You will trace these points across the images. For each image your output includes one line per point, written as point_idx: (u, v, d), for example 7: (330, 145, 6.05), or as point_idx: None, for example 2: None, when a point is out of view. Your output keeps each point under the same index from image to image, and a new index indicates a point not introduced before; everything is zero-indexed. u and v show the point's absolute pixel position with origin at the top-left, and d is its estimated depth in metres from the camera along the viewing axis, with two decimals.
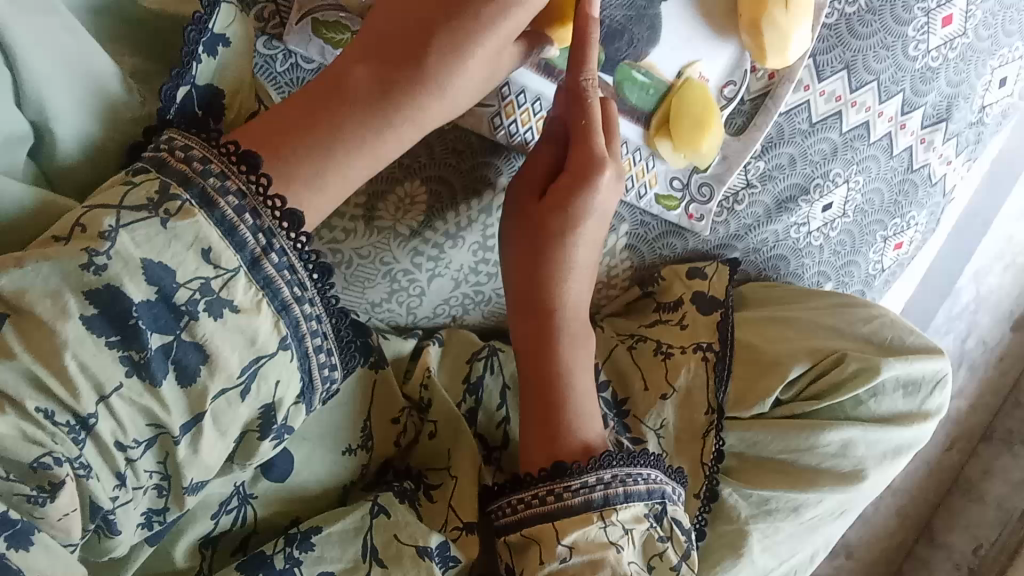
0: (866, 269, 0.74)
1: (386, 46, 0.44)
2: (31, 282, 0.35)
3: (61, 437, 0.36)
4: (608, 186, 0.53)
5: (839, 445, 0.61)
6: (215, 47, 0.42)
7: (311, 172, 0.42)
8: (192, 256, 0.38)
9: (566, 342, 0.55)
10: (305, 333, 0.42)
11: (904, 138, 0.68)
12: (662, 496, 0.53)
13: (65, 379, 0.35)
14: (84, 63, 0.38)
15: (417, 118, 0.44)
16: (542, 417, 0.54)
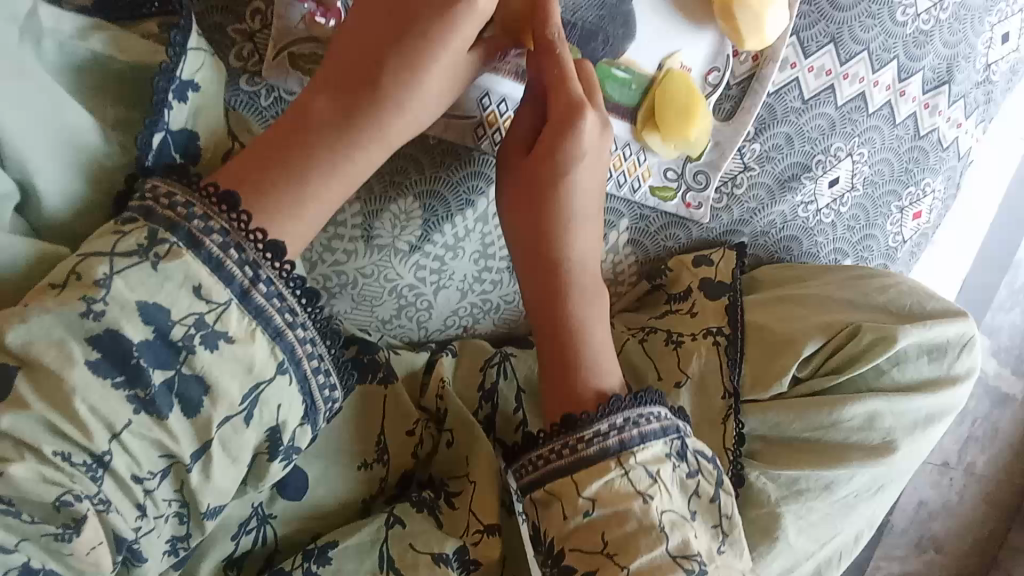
0: (886, 241, 0.72)
1: (343, 71, 0.48)
2: (37, 335, 0.38)
3: (79, 476, 0.39)
4: (594, 130, 0.53)
5: (864, 418, 0.61)
6: (185, 92, 0.45)
7: (290, 202, 0.45)
8: (184, 293, 0.41)
9: (574, 299, 0.55)
10: (302, 357, 0.45)
11: (906, 105, 0.67)
12: (680, 432, 0.53)
13: (76, 420, 0.38)
14: (62, 122, 0.41)
15: (381, 136, 0.48)
16: (559, 377, 0.54)
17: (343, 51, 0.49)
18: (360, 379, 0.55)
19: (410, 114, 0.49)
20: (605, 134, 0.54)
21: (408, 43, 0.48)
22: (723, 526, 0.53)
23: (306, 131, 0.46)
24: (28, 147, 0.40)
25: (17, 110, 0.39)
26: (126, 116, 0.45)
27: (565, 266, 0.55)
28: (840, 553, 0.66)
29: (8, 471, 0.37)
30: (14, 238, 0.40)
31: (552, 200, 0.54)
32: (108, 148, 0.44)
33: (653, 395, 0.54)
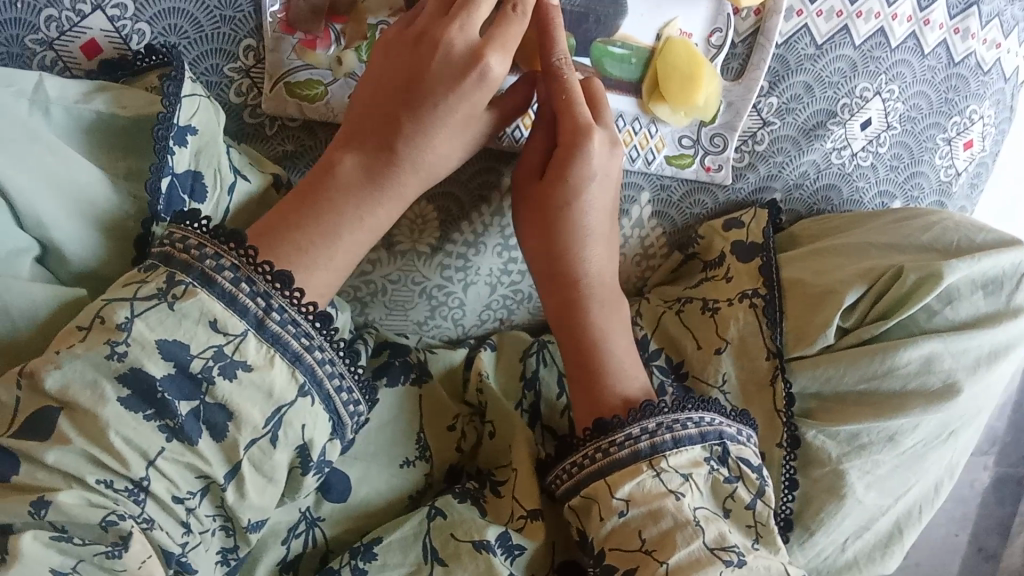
0: (936, 176, 0.69)
1: (361, 130, 0.49)
2: (73, 378, 0.42)
3: (122, 499, 0.42)
4: (602, 149, 0.54)
5: (921, 362, 0.58)
6: (184, 137, 0.48)
7: (321, 258, 0.48)
8: (202, 329, 0.44)
9: (595, 310, 0.57)
10: (324, 378, 0.47)
11: (934, 33, 0.63)
12: (719, 435, 0.54)
13: (113, 452, 0.42)
14: (72, 181, 0.46)
15: (400, 193, 0.50)
16: (584, 383, 0.56)
17: (364, 110, 0.50)
18: (399, 382, 0.58)
19: (425, 168, 0.50)
20: (614, 151, 0.55)
21: (422, 106, 0.48)
22: (765, 534, 0.53)
23: (327, 192, 0.48)
24: (41, 205, 0.44)
25: (25, 173, 0.44)
26: (137, 165, 0.49)
27: (582, 278, 0.56)
28: (920, 504, 0.64)
29: (55, 499, 0.40)
30: (39, 287, 0.44)
31: (566, 219, 0.55)
32: (118, 199, 0.48)
33: (701, 400, 0.54)
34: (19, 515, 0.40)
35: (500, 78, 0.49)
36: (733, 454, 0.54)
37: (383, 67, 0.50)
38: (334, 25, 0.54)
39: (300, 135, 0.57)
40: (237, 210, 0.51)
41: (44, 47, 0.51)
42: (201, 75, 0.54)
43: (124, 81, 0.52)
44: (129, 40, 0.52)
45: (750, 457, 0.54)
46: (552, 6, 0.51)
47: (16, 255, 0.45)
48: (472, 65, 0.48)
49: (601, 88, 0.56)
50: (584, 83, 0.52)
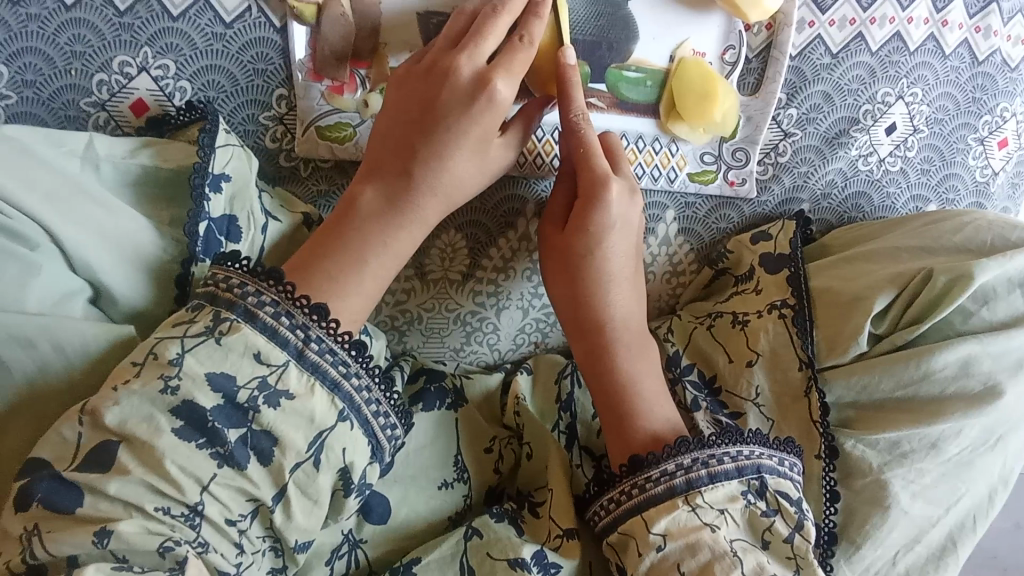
0: (972, 177, 0.69)
1: (381, 159, 0.52)
2: (129, 413, 0.44)
3: (179, 524, 0.44)
4: (621, 198, 0.55)
5: (957, 365, 0.57)
6: (218, 183, 0.53)
7: (353, 279, 0.50)
8: (247, 360, 0.46)
9: (623, 352, 0.57)
10: (361, 403, 0.49)
11: (954, 34, 0.64)
12: (757, 470, 0.53)
13: (169, 480, 0.44)
14: (118, 230, 0.50)
15: (422, 215, 0.52)
16: (615, 425, 0.56)
17: (380, 140, 0.53)
18: (435, 406, 0.60)
19: (443, 196, 0.53)
20: (633, 199, 0.56)
21: (438, 150, 0.51)
22: (806, 565, 0.51)
23: (350, 221, 0.51)
24: (91, 251, 0.48)
25: (76, 223, 0.48)
26: (180, 213, 0.53)
27: (608, 324, 0.57)
28: (975, 515, 0.60)
29: (117, 528, 0.42)
30: (91, 327, 0.47)
31: (590, 265, 0.56)
32: (163, 244, 0.52)
33: (740, 434, 0.54)
34: (83, 545, 0.41)
35: (507, 103, 0.52)
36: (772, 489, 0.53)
37: (399, 104, 0.53)
38: (358, 70, 0.58)
39: (333, 176, 0.61)
40: (271, 247, 0.56)
41: (98, 110, 0.56)
42: (239, 126, 0.58)
43: (171, 133, 0.57)
44: (172, 97, 0.57)
45: (789, 490, 0.54)
46: (569, 65, 0.53)
47: (69, 298, 0.48)
48: (479, 95, 0.51)
49: (617, 143, 0.58)
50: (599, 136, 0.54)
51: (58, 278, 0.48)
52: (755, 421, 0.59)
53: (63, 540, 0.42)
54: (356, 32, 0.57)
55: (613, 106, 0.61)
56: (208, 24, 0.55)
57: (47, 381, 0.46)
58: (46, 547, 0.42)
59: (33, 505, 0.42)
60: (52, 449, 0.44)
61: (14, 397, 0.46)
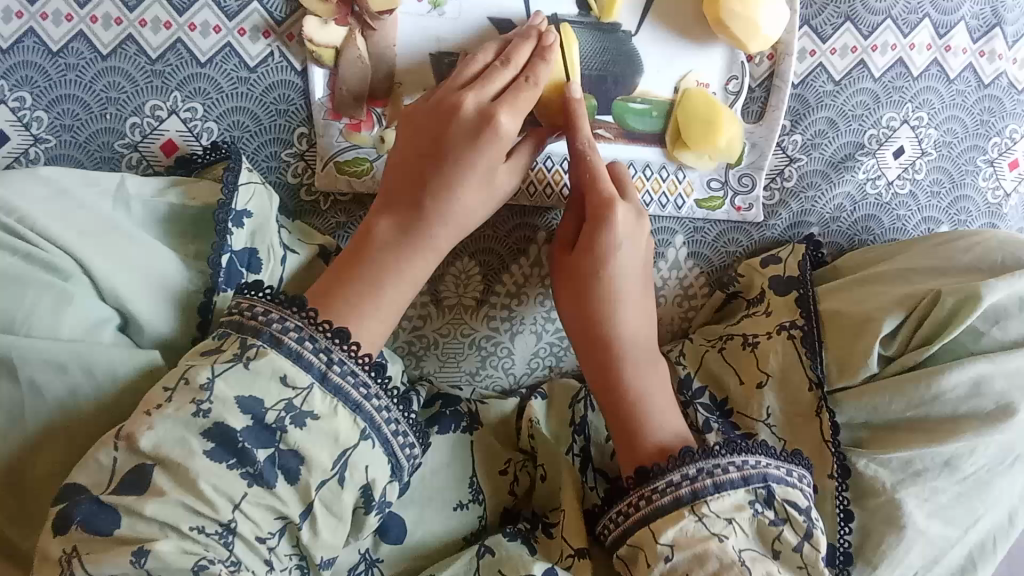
0: (983, 199, 0.71)
1: (396, 199, 0.55)
2: (164, 437, 0.45)
3: (213, 544, 0.45)
4: (627, 220, 0.58)
5: (969, 385, 0.56)
6: (240, 218, 0.55)
7: (370, 304, 0.52)
8: (275, 384, 0.48)
9: (630, 370, 0.58)
10: (382, 424, 0.51)
11: (958, 58, 0.66)
12: (762, 478, 0.53)
13: (204, 499, 0.45)
14: (149, 266, 0.53)
15: (435, 247, 0.55)
16: (625, 439, 0.57)
17: (394, 173, 0.56)
18: (450, 429, 0.62)
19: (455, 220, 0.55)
20: (640, 221, 0.59)
21: (445, 175, 0.54)
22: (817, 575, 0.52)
23: (368, 251, 0.54)
24: (120, 283, 0.51)
25: (109, 257, 0.51)
26: (203, 247, 0.56)
27: (616, 342, 0.58)
28: (995, 537, 0.59)
29: (155, 548, 0.43)
30: (120, 358, 0.50)
31: (597, 285, 0.58)
32: (188, 274, 0.54)
33: (747, 444, 0.54)
34: (122, 565, 0.42)
35: (513, 135, 0.54)
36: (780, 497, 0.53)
37: (411, 138, 0.55)
38: (375, 108, 0.61)
39: (351, 208, 0.64)
40: (289, 277, 0.59)
41: (130, 150, 0.60)
42: (261, 162, 0.62)
43: (196, 172, 0.60)
44: (199, 137, 0.60)
45: (796, 498, 0.54)
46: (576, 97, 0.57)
47: (99, 326, 0.50)
48: (485, 126, 0.54)
49: (624, 171, 0.61)
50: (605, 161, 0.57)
51: (87, 308, 0.50)
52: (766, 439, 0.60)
53: (103, 561, 0.43)
54: (371, 73, 0.60)
55: (621, 136, 0.63)
56: (234, 69, 0.59)
57: (77, 408, 0.49)
58: (85, 567, 0.43)
59: (72, 528, 0.44)
60: (89, 475, 0.46)
61: (45, 420, 0.48)
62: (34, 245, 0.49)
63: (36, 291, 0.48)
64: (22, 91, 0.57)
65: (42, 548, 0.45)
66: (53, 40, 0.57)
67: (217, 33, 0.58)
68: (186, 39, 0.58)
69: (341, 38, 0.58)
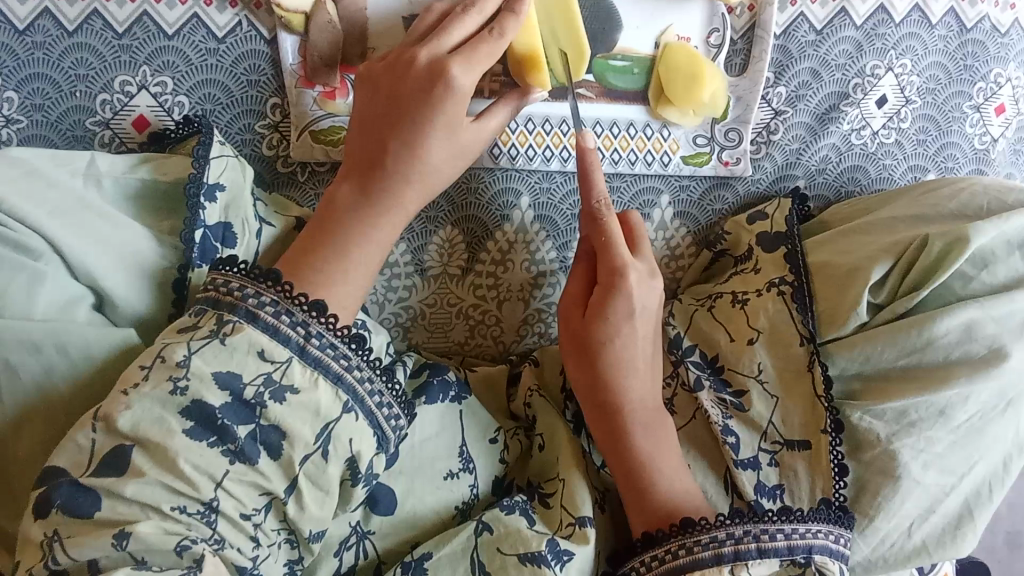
0: (970, 145, 0.70)
1: (359, 159, 0.54)
2: (142, 416, 0.45)
3: (195, 523, 0.45)
4: (639, 286, 0.58)
5: (961, 330, 0.56)
6: (214, 193, 0.54)
7: (340, 274, 0.51)
8: (252, 359, 0.47)
9: (641, 434, 0.57)
10: (364, 395, 0.50)
11: (939, 3, 0.66)
12: (807, 549, 0.53)
13: (185, 479, 0.44)
14: (122, 243, 0.52)
15: (400, 208, 0.54)
16: (638, 502, 0.56)
17: (357, 139, 0.54)
18: (437, 399, 0.60)
19: (423, 187, 0.54)
20: (651, 283, 0.59)
21: (409, 139, 0.53)
22: None
23: (333, 219, 0.53)
24: (93, 261, 0.49)
25: (79, 236, 0.50)
26: (178, 222, 0.55)
27: (624, 403, 0.57)
28: (990, 483, 0.59)
29: (135, 530, 0.43)
30: (95, 337, 0.49)
31: (608, 351, 0.57)
32: (161, 251, 0.53)
33: (803, 512, 0.54)
34: (103, 549, 0.42)
35: (467, 89, 0.53)
36: (818, 569, 0.53)
37: (372, 96, 0.54)
38: (349, 75, 0.60)
39: (328, 179, 0.62)
40: (265, 250, 0.57)
41: (102, 128, 0.58)
42: (235, 135, 0.60)
43: (170, 148, 0.58)
44: (170, 112, 0.59)
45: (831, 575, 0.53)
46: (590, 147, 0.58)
47: (73, 308, 0.49)
48: (437, 79, 0.52)
49: (637, 222, 0.61)
50: (618, 218, 0.57)
51: (60, 288, 0.49)
52: (759, 395, 0.59)
53: (84, 544, 0.42)
54: (343, 36, 0.58)
55: (602, 94, 0.62)
56: (202, 41, 0.58)
57: (53, 390, 0.48)
58: (67, 552, 0.42)
59: (53, 511, 0.43)
60: (69, 456, 0.45)
61: (23, 401, 0.47)
62: (5, 225, 0.47)
63: (8, 271, 0.47)
64: None
65: (25, 532, 0.44)
66: (19, 17, 0.56)
67: (183, 4, 0.57)
68: (151, 11, 0.57)
69: (311, 4, 0.57)
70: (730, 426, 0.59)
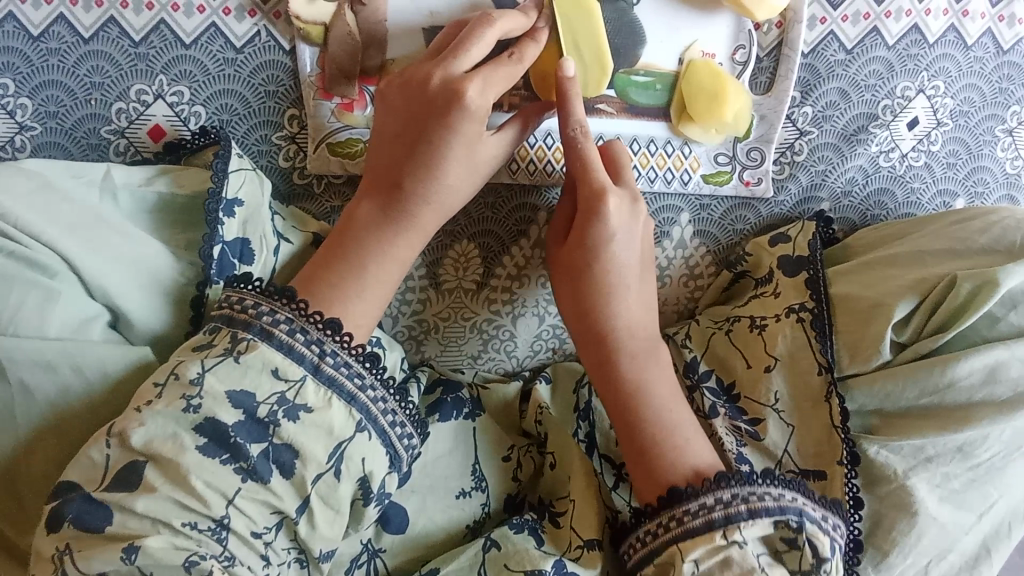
0: (1000, 170, 0.69)
1: (379, 179, 0.53)
2: (155, 433, 0.44)
3: (205, 539, 0.44)
4: (620, 210, 0.56)
5: (984, 371, 0.54)
6: (233, 207, 0.54)
7: (356, 290, 0.51)
8: (266, 377, 0.46)
9: (629, 365, 0.57)
10: (379, 415, 0.50)
11: (976, 23, 0.63)
12: (799, 512, 0.50)
13: (196, 496, 0.44)
14: (139, 258, 0.51)
15: (417, 225, 0.53)
16: (636, 451, 0.55)
17: (377, 159, 0.54)
18: (451, 416, 0.61)
19: (441, 207, 0.54)
20: (634, 211, 0.57)
21: (425, 167, 0.52)
22: None
23: (353, 236, 0.53)
24: (108, 276, 0.49)
25: (92, 250, 0.49)
26: (195, 237, 0.55)
27: (610, 333, 0.57)
28: (1009, 521, 0.58)
29: (144, 544, 0.42)
30: (110, 354, 0.48)
31: (592, 276, 0.56)
32: (179, 267, 0.53)
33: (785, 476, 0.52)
34: (112, 562, 0.41)
35: (481, 111, 0.51)
36: (810, 537, 0.50)
37: (386, 118, 0.54)
38: (368, 87, 0.59)
39: (345, 190, 0.62)
40: (282, 266, 0.57)
41: (117, 137, 0.58)
42: (252, 147, 0.60)
43: (186, 159, 0.59)
44: (187, 121, 0.59)
45: (823, 544, 0.50)
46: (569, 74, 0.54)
47: (87, 323, 0.49)
48: (452, 102, 0.51)
49: (623, 152, 0.59)
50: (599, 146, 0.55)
51: (75, 303, 0.48)
52: (774, 425, 0.58)
53: (92, 558, 0.42)
54: (361, 49, 0.57)
55: (623, 110, 0.61)
56: (220, 50, 0.57)
57: (68, 407, 0.48)
58: (76, 564, 0.42)
59: (64, 525, 0.43)
60: (82, 472, 0.45)
61: (37, 421, 0.47)
62: (18, 242, 0.47)
63: (22, 289, 0.47)
64: (4, 78, 0.56)
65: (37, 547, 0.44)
66: (34, 24, 0.55)
67: (200, 13, 0.56)
68: (168, 19, 0.56)
69: (330, 15, 0.56)
70: (744, 454, 0.57)
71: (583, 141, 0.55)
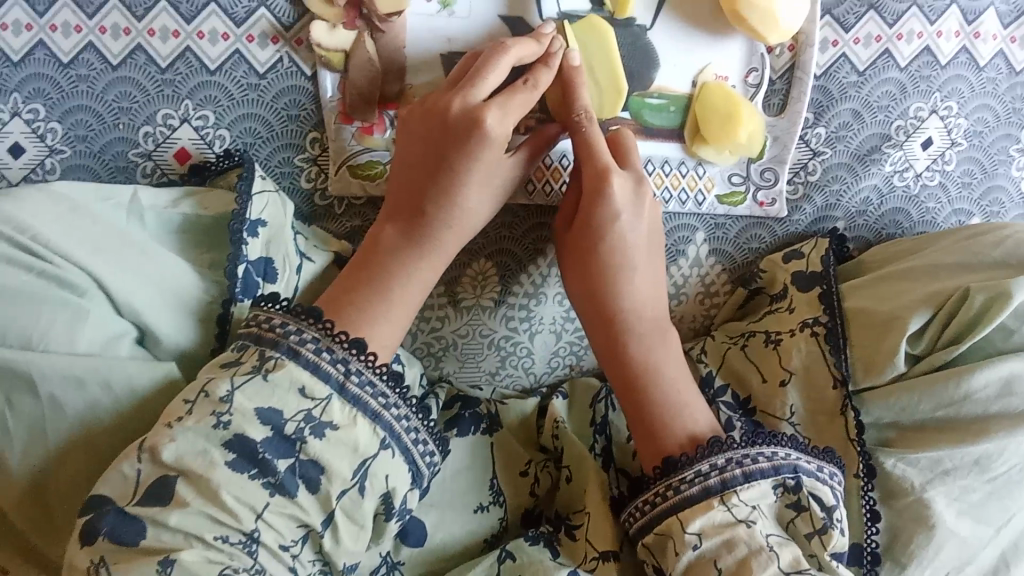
0: (1014, 189, 0.70)
1: (402, 204, 0.55)
2: (185, 449, 0.45)
3: (237, 553, 0.45)
4: (625, 190, 0.57)
5: (1000, 384, 0.55)
6: (257, 227, 0.55)
7: (380, 310, 0.52)
8: (293, 395, 0.47)
9: (636, 343, 0.57)
10: (402, 432, 0.51)
11: (987, 44, 0.64)
12: (794, 470, 0.52)
13: (226, 510, 0.45)
14: (166, 277, 0.53)
15: (441, 247, 0.54)
16: (640, 424, 0.56)
17: (400, 185, 0.55)
18: (469, 432, 0.62)
19: (464, 228, 0.55)
20: (640, 193, 0.57)
21: (446, 192, 0.54)
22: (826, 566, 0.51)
23: (377, 259, 0.54)
24: (135, 294, 0.51)
25: (119, 270, 0.51)
26: (219, 256, 0.56)
27: (617, 312, 0.57)
28: None
29: (179, 557, 0.43)
30: (138, 370, 0.50)
31: (599, 260, 0.57)
32: (205, 286, 0.54)
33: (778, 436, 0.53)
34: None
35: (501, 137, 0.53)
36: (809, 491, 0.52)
37: (406, 143, 0.55)
38: (388, 112, 0.60)
39: (365, 210, 0.63)
40: (305, 286, 0.58)
41: (144, 159, 0.60)
42: (274, 168, 0.61)
43: (211, 180, 0.60)
44: (212, 144, 0.60)
45: (824, 496, 0.53)
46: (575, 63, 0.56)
47: (115, 340, 0.50)
48: (472, 124, 0.52)
49: (630, 141, 0.59)
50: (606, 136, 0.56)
51: (104, 321, 0.50)
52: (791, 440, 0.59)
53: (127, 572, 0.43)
54: (381, 76, 0.59)
55: (638, 132, 0.62)
56: (244, 76, 0.59)
57: (96, 422, 0.49)
58: None
59: (98, 539, 0.44)
60: (111, 486, 0.45)
61: (68, 436, 0.48)
62: (47, 260, 0.48)
63: (52, 308, 0.48)
64: (35, 103, 0.57)
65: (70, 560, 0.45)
66: (64, 51, 0.56)
67: (225, 40, 0.57)
68: (194, 46, 0.57)
69: (351, 42, 0.57)
70: None
71: (591, 131, 0.56)
